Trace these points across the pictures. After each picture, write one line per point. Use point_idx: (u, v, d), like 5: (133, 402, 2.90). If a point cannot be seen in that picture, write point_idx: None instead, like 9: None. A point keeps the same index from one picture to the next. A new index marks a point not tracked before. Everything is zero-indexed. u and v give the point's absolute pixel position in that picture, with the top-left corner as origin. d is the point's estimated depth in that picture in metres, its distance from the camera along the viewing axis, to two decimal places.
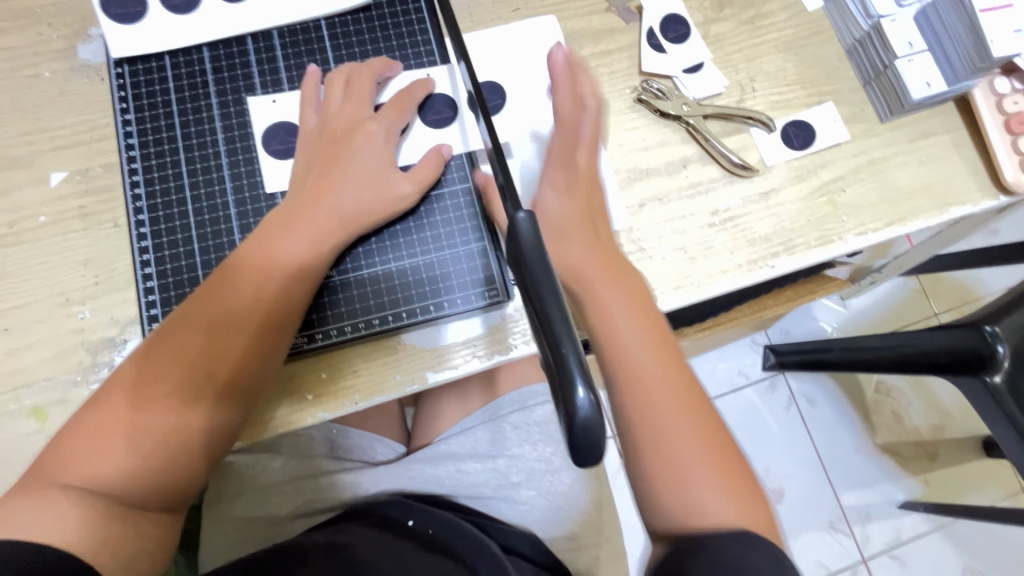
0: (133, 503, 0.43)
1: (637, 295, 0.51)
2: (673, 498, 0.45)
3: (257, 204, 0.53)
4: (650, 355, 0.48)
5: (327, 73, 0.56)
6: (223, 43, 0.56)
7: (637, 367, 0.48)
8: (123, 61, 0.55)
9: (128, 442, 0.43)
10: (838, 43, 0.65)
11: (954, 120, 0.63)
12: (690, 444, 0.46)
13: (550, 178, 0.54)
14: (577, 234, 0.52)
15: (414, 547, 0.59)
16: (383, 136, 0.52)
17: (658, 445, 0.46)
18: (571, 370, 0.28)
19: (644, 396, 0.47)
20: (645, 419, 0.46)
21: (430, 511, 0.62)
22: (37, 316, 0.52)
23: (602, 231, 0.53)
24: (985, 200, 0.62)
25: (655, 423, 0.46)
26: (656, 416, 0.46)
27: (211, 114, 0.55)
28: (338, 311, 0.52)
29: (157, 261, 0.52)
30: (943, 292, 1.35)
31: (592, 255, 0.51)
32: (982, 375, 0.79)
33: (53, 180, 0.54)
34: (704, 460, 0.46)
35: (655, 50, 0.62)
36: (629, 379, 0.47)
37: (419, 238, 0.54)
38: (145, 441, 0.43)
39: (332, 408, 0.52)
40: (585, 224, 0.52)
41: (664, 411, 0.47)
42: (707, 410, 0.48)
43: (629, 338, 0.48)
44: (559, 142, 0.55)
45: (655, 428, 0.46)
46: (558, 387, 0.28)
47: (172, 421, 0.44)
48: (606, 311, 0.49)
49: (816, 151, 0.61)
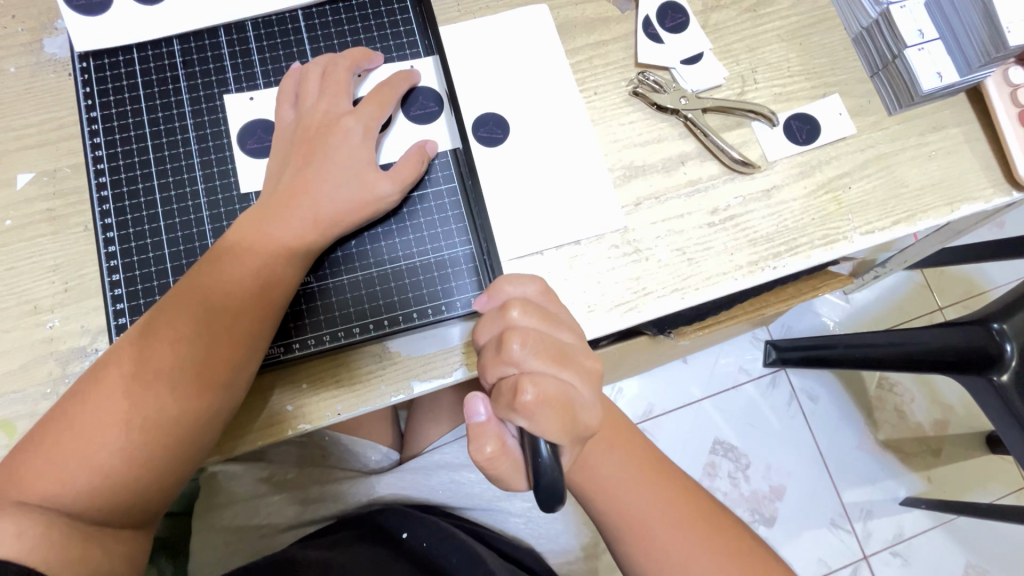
0: (95, 520, 0.41)
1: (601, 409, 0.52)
2: None
3: (230, 206, 0.51)
4: (648, 479, 0.50)
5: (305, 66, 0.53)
6: (195, 35, 0.53)
7: (640, 511, 0.49)
8: (89, 55, 0.52)
9: (91, 456, 0.41)
10: (845, 31, 0.62)
11: (966, 113, 0.60)
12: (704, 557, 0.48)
13: (509, 308, 0.42)
14: (556, 369, 0.40)
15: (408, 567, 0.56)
16: (362, 133, 0.49)
17: (646, 539, 0.48)
18: None
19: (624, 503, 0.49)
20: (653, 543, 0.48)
21: (424, 521, 0.61)
22: (3, 325, 0.49)
23: (573, 340, 0.43)
24: (998, 196, 0.59)
25: (669, 550, 0.48)
26: (653, 530, 0.48)
27: (182, 110, 0.52)
28: (316, 319, 0.50)
29: (126, 266, 0.49)
30: (948, 287, 1.33)
31: (575, 377, 0.41)
32: (990, 374, 0.76)
33: (19, 181, 0.52)
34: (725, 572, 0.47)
35: (652, 40, 0.59)
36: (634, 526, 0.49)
37: (402, 240, 0.52)
38: (106, 459, 0.41)
39: (314, 419, 0.50)
40: (550, 342, 0.41)
41: (674, 533, 0.48)
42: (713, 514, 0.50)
43: (620, 475, 0.50)
44: (524, 288, 0.45)
45: (640, 529, 0.48)
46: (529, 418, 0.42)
47: (138, 436, 0.42)
48: (605, 477, 0.49)
49: (821, 146, 0.59)
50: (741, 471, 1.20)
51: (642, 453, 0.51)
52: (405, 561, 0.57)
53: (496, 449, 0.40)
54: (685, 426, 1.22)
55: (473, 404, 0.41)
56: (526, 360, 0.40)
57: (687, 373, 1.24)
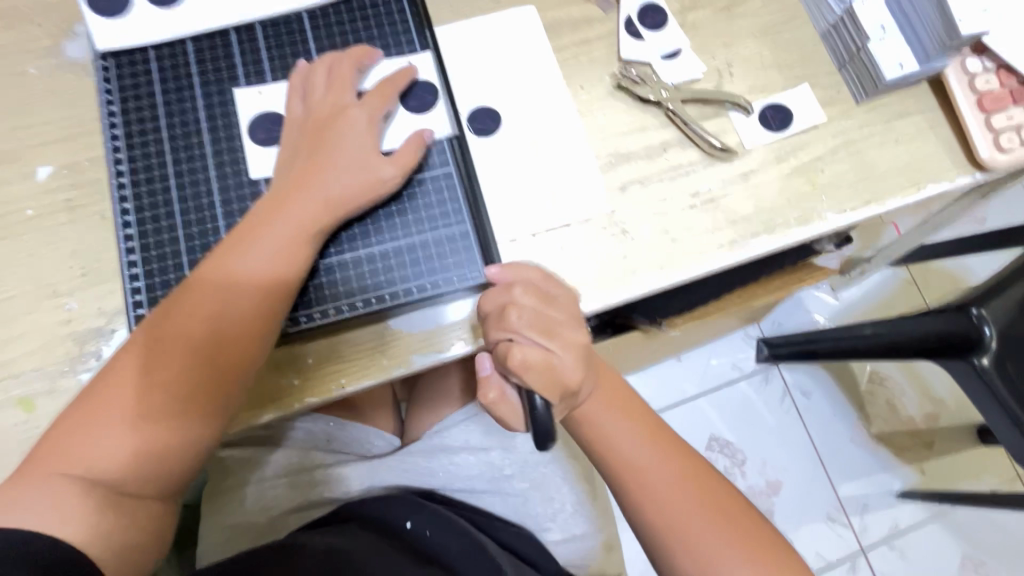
0: (134, 490, 0.44)
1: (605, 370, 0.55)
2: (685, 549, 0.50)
3: (240, 191, 0.54)
4: (658, 454, 0.53)
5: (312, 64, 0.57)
6: (207, 35, 0.57)
7: (649, 480, 0.52)
8: (108, 54, 0.56)
9: (126, 431, 0.44)
10: (813, 27, 0.66)
11: (928, 100, 0.64)
12: (711, 530, 0.50)
13: (511, 287, 0.47)
14: (541, 339, 0.46)
15: (411, 560, 0.58)
16: (366, 121, 0.53)
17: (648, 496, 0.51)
18: None
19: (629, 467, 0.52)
20: (664, 512, 0.51)
21: (427, 510, 0.63)
22: (24, 308, 0.52)
23: (563, 313, 0.48)
24: (961, 176, 0.63)
25: (668, 508, 0.51)
26: (655, 487, 0.51)
27: (195, 104, 0.55)
28: (322, 295, 0.53)
29: (142, 248, 0.52)
30: (931, 281, 1.37)
31: (562, 346, 0.47)
32: (969, 357, 0.80)
33: (39, 174, 0.55)
34: (731, 545, 0.50)
35: (633, 37, 0.63)
36: (644, 494, 0.52)
37: (402, 221, 0.55)
38: (146, 431, 0.44)
39: (320, 393, 0.52)
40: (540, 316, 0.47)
41: (673, 492, 0.51)
42: (720, 489, 0.52)
43: (631, 446, 0.53)
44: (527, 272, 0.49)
45: (642, 485, 0.52)
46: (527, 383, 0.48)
47: (170, 411, 0.45)
48: (616, 447, 0.53)
49: (794, 133, 0.62)
50: (738, 466, 1.22)
51: (647, 417, 0.55)
52: (409, 551, 0.59)
53: (497, 395, 0.48)
54: (680, 421, 1.24)
55: (482, 360, 0.48)
56: (518, 329, 0.46)
57: (681, 369, 1.27)
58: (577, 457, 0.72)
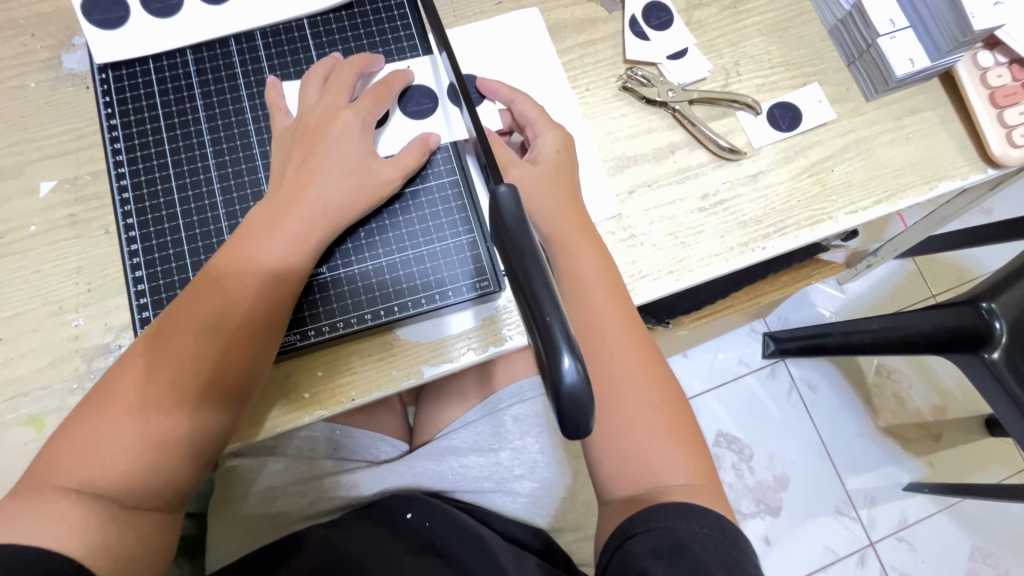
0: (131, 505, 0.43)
1: (605, 259, 0.52)
2: (632, 454, 0.49)
3: (245, 204, 0.53)
4: (620, 311, 0.51)
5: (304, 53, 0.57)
6: (207, 45, 0.56)
7: (605, 323, 0.50)
8: (107, 67, 0.55)
9: (121, 442, 0.43)
10: (821, 24, 0.65)
11: (940, 96, 0.63)
12: (644, 392, 0.50)
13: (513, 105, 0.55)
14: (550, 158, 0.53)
15: (407, 547, 0.60)
16: (360, 127, 0.52)
17: (607, 383, 0.49)
18: (556, 337, 0.27)
19: (601, 363, 0.50)
20: (608, 363, 0.50)
21: (428, 503, 0.63)
22: (31, 325, 0.52)
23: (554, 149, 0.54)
24: (974, 173, 0.62)
25: (622, 403, 0.49)
26: (616, 376, 0.49)
27: (197, 116, 0.55)
28: (329, 308, 0.52)
29: (148, 263, 0.52)
30: (939, 273, 1.36)
31: (554, 149, 0.54)
32: (981, 352, 0.79)
33: (42, 189, 0.54)
34: (659, 419, 0.49)
35: (638, 38, 0.62)
36: (593, 332, 0.50)
37: (408, 231, 0.54)
38: (138, 445, 0.43)
39: (330, 405, 0.52)
40: (557, 177, 0.53)
41: (629, 390, 0.49)
42: (666, 376, 0.51)
43: (594, 296, 0.51)
44: (526, 107, 0.55)
45: (604, 376, 0.49)
46: (543, 356, 0.27)
47: (165, 421, 0.44)
48: (584, 275, 0.51)
49: (803, 132, 0.62)
50: (745, 461, 1.22)
51: (633, 318, 0.51)
52: (407, 541, 0.61)
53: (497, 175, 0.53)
54: None
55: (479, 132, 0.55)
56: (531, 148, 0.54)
57: (687, 365, 1.27)
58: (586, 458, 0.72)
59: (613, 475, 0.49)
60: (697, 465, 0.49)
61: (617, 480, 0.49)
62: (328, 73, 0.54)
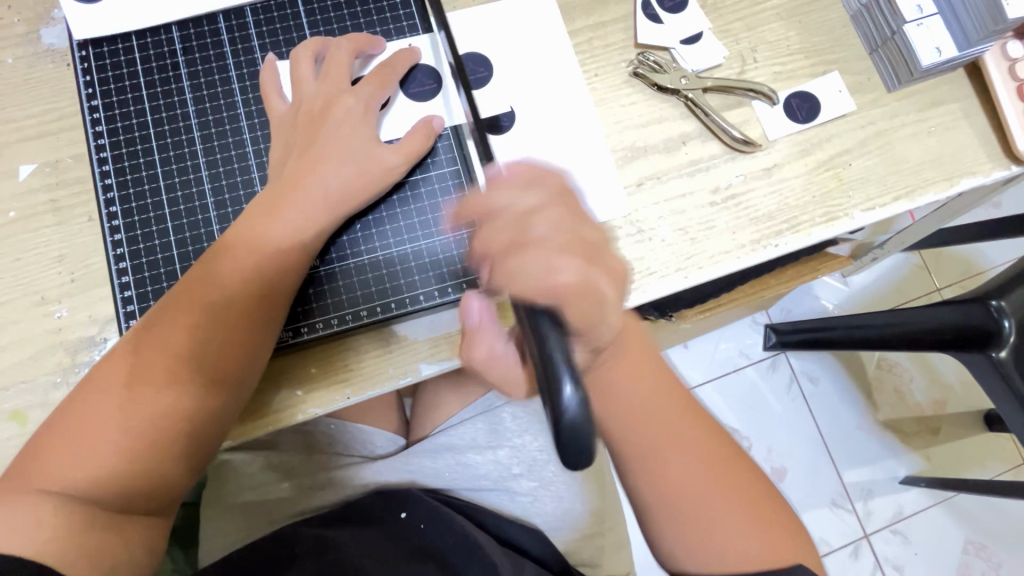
0: (118, 505, 0.41)
1: (629, 330, 0.50)
2: (710, 559, 0.49)
3: (234, 193, 0.51)
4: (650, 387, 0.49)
5: (297, 33, 0.54)
6: (194, 21, 0.53)
7: (641, 405, 0.49)
8: (88, 43, 0.52)
9: (111, 443, 0.41)
10: (844, 9, 0.62)
11: (965, 88, 0.60)
12: (694, 457, 0.49)
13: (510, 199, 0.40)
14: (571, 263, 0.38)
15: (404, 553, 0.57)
16: (362, 111, 0.49)
17: (675, 518, 0.49)
18: (557, 366, 0.30)
19: (653, 475, 0.49)
20: (653, 449, 0.49)
21: (424, 504, 0.62)
22: (13, 316, 0.49)
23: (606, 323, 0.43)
24: (996, 170, 0.59)
25: (685, 533, 0.49)
26: (680, 506, 0.49)
27: (183, 97, 0.52)
28: (324, 304, 0.50)
29: (132, 254, 0.49)
30: (945, 267, 1.33)
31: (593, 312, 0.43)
32: (987, 350, 0.77)
33: (21, 173, 0.51)
34: (720, 491, 0.49)
35: (651, 20, 0.59)
36: (638, 452, 0.49)
37: (406, 224, 0.52)
38: (129, 444, 0.42)
39: (323, 403, 0.50)
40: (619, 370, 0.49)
41: (691, 514, 0.49)
42: (710, 431, 0.51)
43: (622, 379, 0.49)
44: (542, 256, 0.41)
45: (662, 498, 0.49)
46: (546, 387, 0.30)
47: (158, 419, 0.42)
48: (618, 399, 0.48)
49: (821, 123, 0.59)
50: None
51: (666, 380, 0.50)
52: (405, 541, 0.59)
53: (486, 353, 0.48)
54: None
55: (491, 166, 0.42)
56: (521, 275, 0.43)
57: (688, 357, 1.26)
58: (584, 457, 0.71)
59: (680, 549, 0.50)
60: (764, 526, 0.49)
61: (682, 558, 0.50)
62: (320, 52, 0.51)
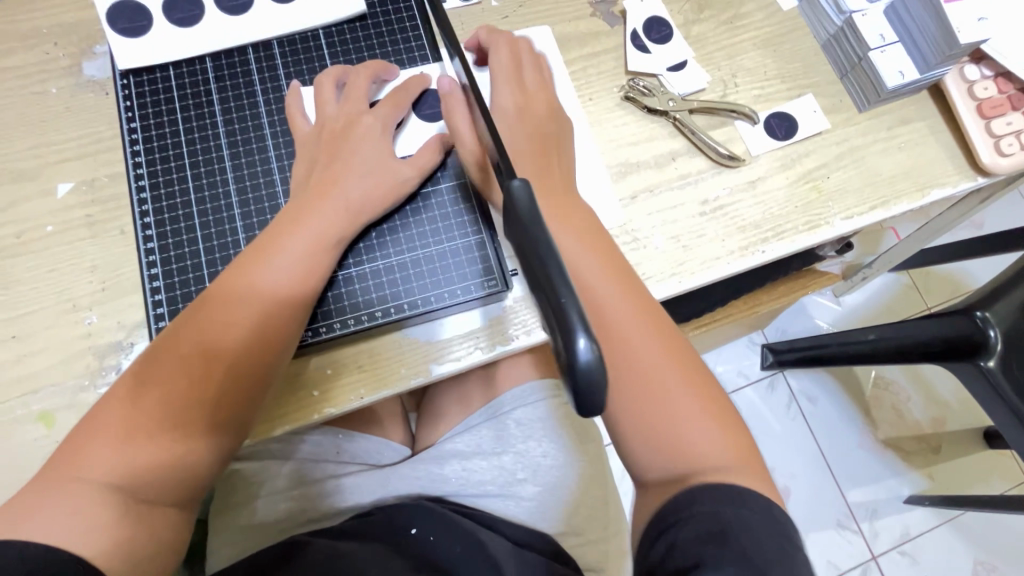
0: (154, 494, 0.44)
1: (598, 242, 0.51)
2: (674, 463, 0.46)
3: (260, 204, 0.55)
4: (636, 308, 0.49)
5: (318, 62, 0.59)
6: (226, 53, 0.58)
7: (612, 307, 0.49)
8: (129, 73, 0.57)
9: (149, 433, 0.44)
10: (814, 39, 0.68)
11: (929, 108, 0.66)
12: (669, 372, 0.48)
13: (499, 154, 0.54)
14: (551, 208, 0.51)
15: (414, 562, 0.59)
16: (381, 129, 0.54)
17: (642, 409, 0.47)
18: (572, 318, 0.29)
19: (624, 359, 0.48)
20: (629, 350, 0.48)
21: (432, 514, 0.63)
22: (45, 322, 0.52)
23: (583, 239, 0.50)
24: (964, 181, 0.64)
25: (656, 433, 0.46)
26: (652, 404, 0.47)
27: (214, 119, 0.57)
28: (342, 305, 0.53)
29: (163, 260, 0.53)
30: (933, 285, 1.38)
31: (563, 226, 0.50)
32: (976, 359, 0.79)
33: (60, 191, 0.55)
34: (691, 407, 0.47)
35: (640, 50, 0.65)
36: (608, 328, 0.48)
37: (418, 232, 0.56)
38: (167, 434, 0.44)
39: (339, 403, 0.52)
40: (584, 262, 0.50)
41: (662, 416, 0.47)
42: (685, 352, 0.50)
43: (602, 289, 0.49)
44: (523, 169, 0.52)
45: (634, 388, 0.47)
46: (560, 334, 0.29)
47: (195, 411, 0.45)
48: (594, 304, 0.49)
49: (799, 140, 0.64)
50: None
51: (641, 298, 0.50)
52: (414, 555, 0.60)
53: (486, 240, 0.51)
54: None
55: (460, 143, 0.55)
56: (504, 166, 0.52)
57: None
58: (590, 461, 0.71)
59: (650, 455, 0.47)
60: (735, 447, 0.46)
61: (652, 465, 0.47)
62: (341, 78, 0.56)
